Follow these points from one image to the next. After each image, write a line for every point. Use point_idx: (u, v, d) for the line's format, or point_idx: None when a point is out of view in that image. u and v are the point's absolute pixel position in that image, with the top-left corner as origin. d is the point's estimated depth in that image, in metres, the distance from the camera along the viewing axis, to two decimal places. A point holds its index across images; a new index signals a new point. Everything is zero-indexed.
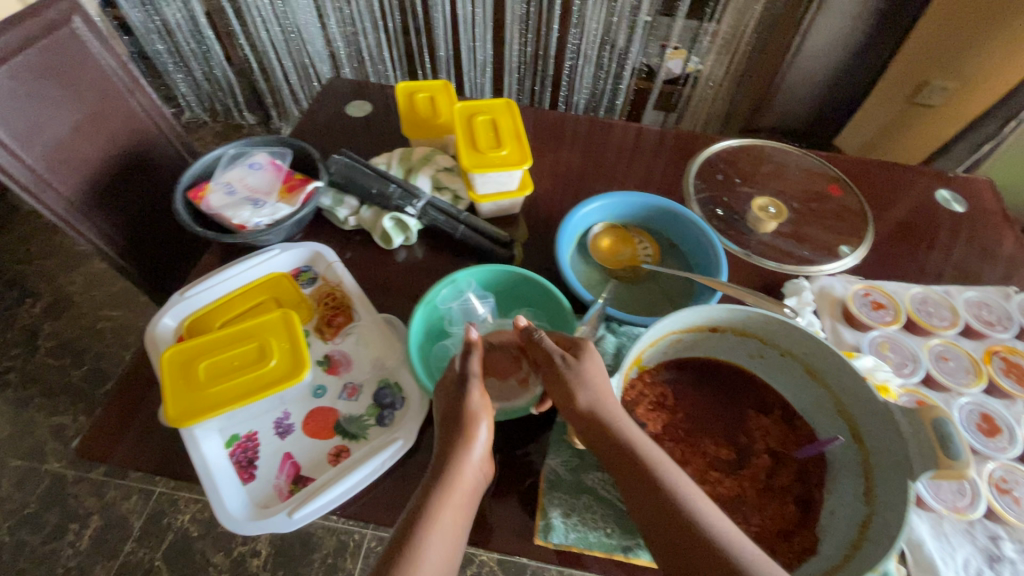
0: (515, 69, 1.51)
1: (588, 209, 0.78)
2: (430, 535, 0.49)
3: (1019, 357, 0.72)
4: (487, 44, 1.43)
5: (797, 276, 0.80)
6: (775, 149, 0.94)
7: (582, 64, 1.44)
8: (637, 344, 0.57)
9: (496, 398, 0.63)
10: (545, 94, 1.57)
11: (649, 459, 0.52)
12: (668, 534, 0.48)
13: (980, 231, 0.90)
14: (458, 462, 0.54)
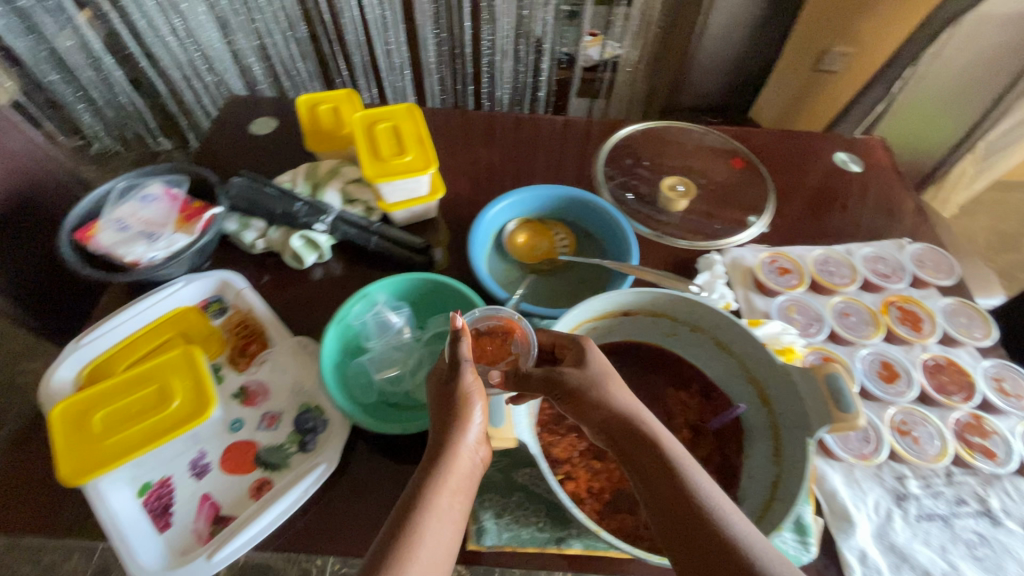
0: (434, 69, 1.49)
1: (499, 207, 0.79)
2: (426, 526, 0.44)
3: (914, 305, 0.76)
4: (402, 46, 1.41)
5: (708, 250, 0.83)
6: (681, 128, 0.97)
7: (500, 59, 1.44)
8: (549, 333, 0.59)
9: None
10: (468, 92, 1.56)
11: (658, 436, 0.48)
12: (678, 517, 0.44)
13: (876, 188, 0.95)
14: (454, 446, 0.49)
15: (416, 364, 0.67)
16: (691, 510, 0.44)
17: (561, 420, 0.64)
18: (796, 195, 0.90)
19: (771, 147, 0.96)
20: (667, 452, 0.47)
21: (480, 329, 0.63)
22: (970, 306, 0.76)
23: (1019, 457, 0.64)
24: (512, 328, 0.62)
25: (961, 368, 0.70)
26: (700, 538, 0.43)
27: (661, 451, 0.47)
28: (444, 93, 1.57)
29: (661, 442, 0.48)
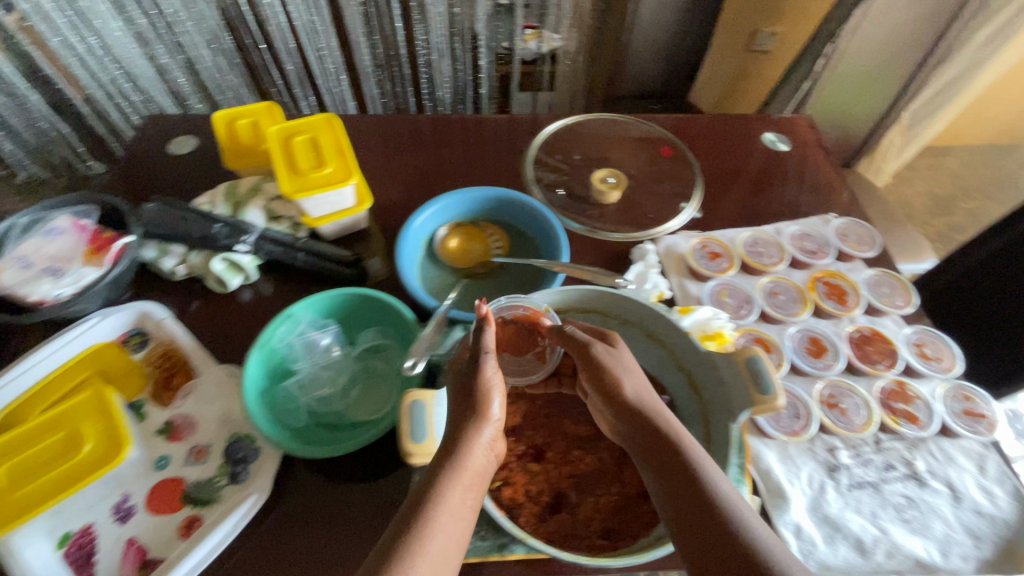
0: (371, 72, 1.44)
1: (428, 213, 0.77)
2: (437, 516, 0.44)
3: (839, 279, 0.78)
4: (335, 50, 1.36)
5: (641, 240, 0.83)
6: (609, 120, 0.97)
7: (437, 58, 1.41)
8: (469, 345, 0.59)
9: (512, 371, 0.66)
10: (409, 94, 1.52)
11: (670, 430, 0.52)
12: (684, 502, 0.47)
13: (802, 166, 0.96)
14: (470, 440, 0.50)
15: (347, 382, 0.66)
16: (695, 495, 0.47)
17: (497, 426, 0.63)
18: (726, 177, 0.91)
19: (700, 131, 0.97)
20: (677, 444, 0.51)
21: (505, 315, 0.64)
22: (892, 276, 0.79)
23: (940, 419, 0.67)
24: (535, 319, 0.63)
25: (885, 337, 0.73)
26: (701, 521, 0.46)
27: (672, 443, 0.51)
28: (384, 96, 1.52)
29: (672, 434, 0.52)
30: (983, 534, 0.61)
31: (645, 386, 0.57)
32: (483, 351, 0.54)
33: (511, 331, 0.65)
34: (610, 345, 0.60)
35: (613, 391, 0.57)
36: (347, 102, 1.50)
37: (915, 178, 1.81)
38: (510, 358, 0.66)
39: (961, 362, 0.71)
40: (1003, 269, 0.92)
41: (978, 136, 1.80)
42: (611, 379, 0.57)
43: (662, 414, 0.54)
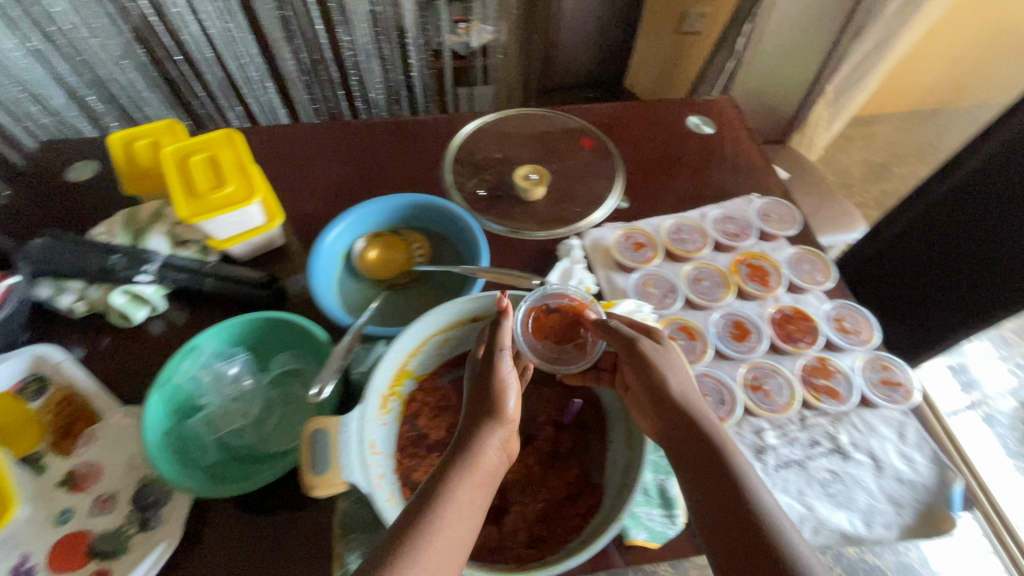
0: (298, 78, 1.35)
1: (341, 226, 0.74)
2: (445, 512, 0.46)
3: (761, 259, 0.79)
4: (257, 58, 1.26)
5: (567, 236, 0.82)
6: (530, 115, 0.96)
7: (365, 60, 1.35)
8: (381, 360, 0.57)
9: (552, 360, 0.62)
10: (340, 98, 1.44)
11: (714, 435, 0.51)
12: (723, 513, 0.47)
13: (728, 148, 0.96)
14: (482, 439, 0.52)
15: (261, 411, 0.64)
16: (737, 510, 0.46)
17: (420, 442, 0.62)
18: (650, 165, 0.91)
19: (622, 120, 0.96)
20: (721, 452, 0.50)
21: (547, 304, 0.65)
22: (812, 253, 0.80)
23: (859, 391, 0.68)
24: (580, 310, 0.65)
25: (806, 315, 0.74)
26: (739, 533, 0.45)
27: (716, 449, 0.50)
28: (315, 101, 1.44)
29: (715, 440, 0.51)
30: (904, 501, 0.62)
31: (691, 387, 0.55)
32: (500, 347, 0.57)
33: (555, 319, 0.65)
34: (657, 342, 0.57)
35: (660, 393, 0.54)
36: (278, 110, 1.41)
37: (849, 147, 1.86)
38: (551, 346, 0.63)
39: (878, 332, 0.73)
40: (914, 238, 1.00)
41: (901, 104, 1.87)
42: (659, 380, 0.54)
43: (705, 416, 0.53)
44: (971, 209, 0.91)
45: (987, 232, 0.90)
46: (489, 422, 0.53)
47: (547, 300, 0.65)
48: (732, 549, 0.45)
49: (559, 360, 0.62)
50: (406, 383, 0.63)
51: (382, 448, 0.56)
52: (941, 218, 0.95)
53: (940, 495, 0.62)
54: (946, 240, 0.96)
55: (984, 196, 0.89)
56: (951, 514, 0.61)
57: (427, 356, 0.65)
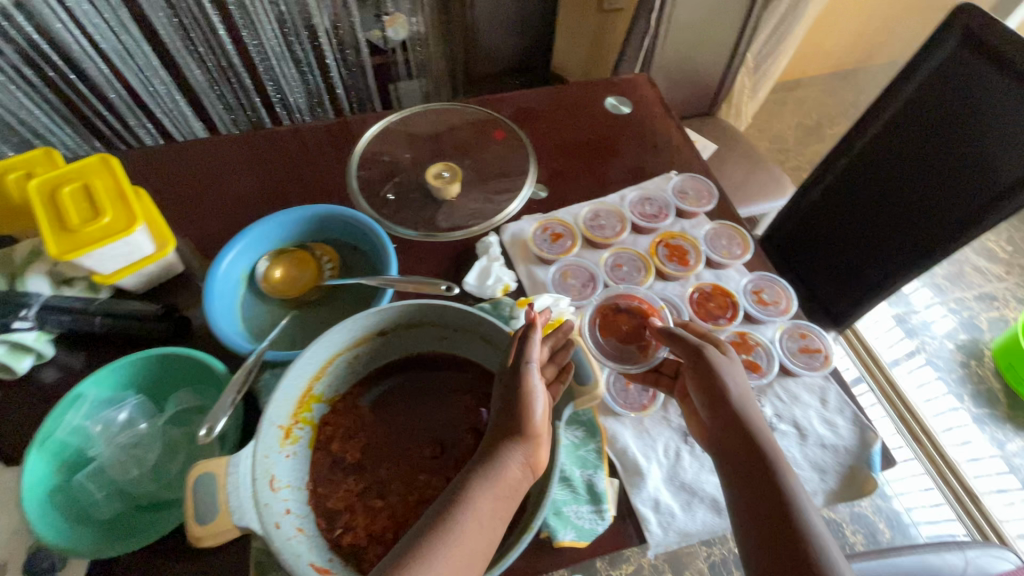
0: (208, 89, 1.25)
1: (234, 251, 0.69)
2: (466, 522, 0.46)
3: (680, 238, 0.79)
4: (160, 70, 1.16)
5: (485, 233, 0.79)
6: (437, 110, 0.93)
7: (277, 64, 1.28)
8: (280, 387, 0.53)
9: (615, 357, 0.68)
10: (258, 107, 1.35)
11: (760, 439, 0.54)
12: (760, 512, 0.49)
13: (647, 127, 0.94)
14: (505, 456, 0.49)
15: (161, 455, 0.58)
16: (774, 511, 0.49)
17: (336, 466, 0.59)
18: (566, 150, 0.89)
19: (534, 107, 0.93)
20: (765, 454, 0.52)
21: (614, 304, 0.71)
22: (730, 227, 0.80)
23: (779, 362, 0.69)
24: (649, 314, 0.71)
25: (725, 291, 0.74)
26: (774, 533, 0.48)
27: (761, 452, 0.53)
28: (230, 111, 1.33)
29: (761, 442, 0.53)
30: (827, 467, 0.63)
31: (748, 396, 0.58)
32: (528, 359, 0.53)
33: (624, 319, 0.71)
34: (723, 353, 0.60)
35: (717, 396, 0.57)
36: (194, 125, 1.29)
37: (781, 112, 1.90)
38: (616, 343, 0.69)
39: (796, 301, 0.74)
40: (834, 200, 1.01)
41: (818, 67, 1.92)
42: (719, 386, 0.57)
43: (755, 420, 0.55)
44: (883, 168, 0.92)
45: (896, 192, 0.91)
46: (515, 439, 0.50)
47: (614, 300, 0.72)
48: (767, 548, 0.47)
49: (621, 357, 0.68)
50: (315, 407, 0.60)
51: (287, 482, 0.53)
52: (856, 178, 0.97)
53: (862, 457, 0.63)
54: (861, 201, 0.97)
55: (893, 155, 0.90)
56: (872, 474, 0.62)
57: (336, 377, 0.62)
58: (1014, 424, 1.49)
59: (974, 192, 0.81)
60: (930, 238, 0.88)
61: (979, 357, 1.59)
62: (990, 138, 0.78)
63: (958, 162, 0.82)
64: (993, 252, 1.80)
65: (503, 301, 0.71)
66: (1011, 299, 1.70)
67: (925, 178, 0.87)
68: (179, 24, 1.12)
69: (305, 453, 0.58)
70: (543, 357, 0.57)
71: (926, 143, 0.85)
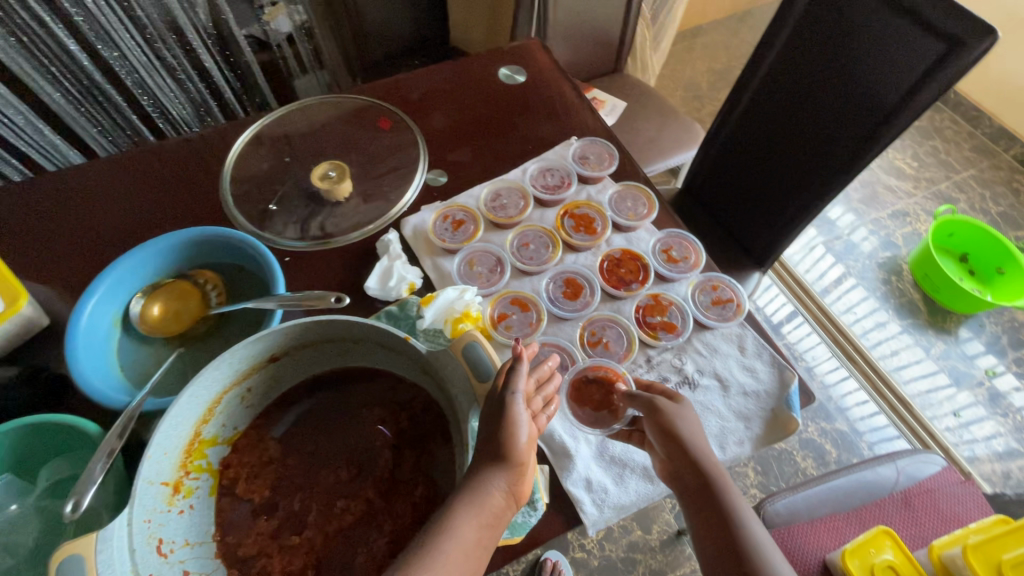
0: (75, 113, 1.08)
1: (94, 298, 0.61)
2: (450, 551, 0.43)
3: (585, 207, 0.77)
4: (12, 98, 0.97)
5: (383, 230, 0.75)
6: (313, 106, 0.86)
7: (148, 74, 1.14)
8: (160, 435, 0.47)
9: (590, 427, 0.62)
10: (137, 123, 1.19)
11: (716, 482, 0.55)
12: (718, 554, 0.53)
13: (543, 94, 0.90)
14: (484, 481, 0.46)
15: (40, 537, 0.52)
16: (730, 551, 0.52)
17: (243, 509, 0.55)
18: (459, 130, 0.84)
19: (419, 89, 0.88)
20: (722, 500, 0.54)
21: (583, 376, 0.64)
22: (633, 188, 0.79)
23: (693, 318, 0.69)
24: (615, 378, 0.64)
25: (634, 254, 0.73)
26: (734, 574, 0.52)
27: (717, 497, 0.54)
28: (104, 131, 1.15)
29: (716, 487, 0.54)
30: (751, 414, 0.63)
31: (700, 432, 0.56)
32: (514, 389, 0.48)
33: (591, 388, 0.64)
34: (674, 401, 0.58)
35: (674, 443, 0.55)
36: (67, 153, 1.10)
37: (690, 59, 1.91)
38: (588, 413, 0.62)
39: (704, 253, 0.74)
40: (741, 140, 1.01)
41: (715, 11, 1.94)
42: (674, 437, 0.55)
43: (711, 464, 0.55)
44: (780, 104, 0.91)
45: (794, 127, 0.91)
46: (497, 465, 0.47)
47: (583, 373, 0.64)
48: None
49: (595, 425, 0.62)
50: (211, 452, 0.55)
51: (179, 540, 0.49)
52: (758, 116, 0.96)
53: (782, 398, 0.63)
54: (763, 140, 0.97)
55: (785, 92, 0.90)
56: (793, 414, 0.62)
57: (230, 414, 0.56)
58: (935, 329, 1.58)
59: (861, 121, 0.80)
60: (827, 171, 0.88)
61: (898, 272, 1.67)
62: (869, 62, 0.76)
63: (843, 90, 0.81)
64: (901, 169, 1.89)
65: (411, 301, 0.67)
66: (920, 213, 1.79)
67: (816, 111, 0.86)
68: (18, 42, 0.94)
69: (205, 503, 0.53)
70: (527, 390, 0.52)
71: (813, 75, 0.84)
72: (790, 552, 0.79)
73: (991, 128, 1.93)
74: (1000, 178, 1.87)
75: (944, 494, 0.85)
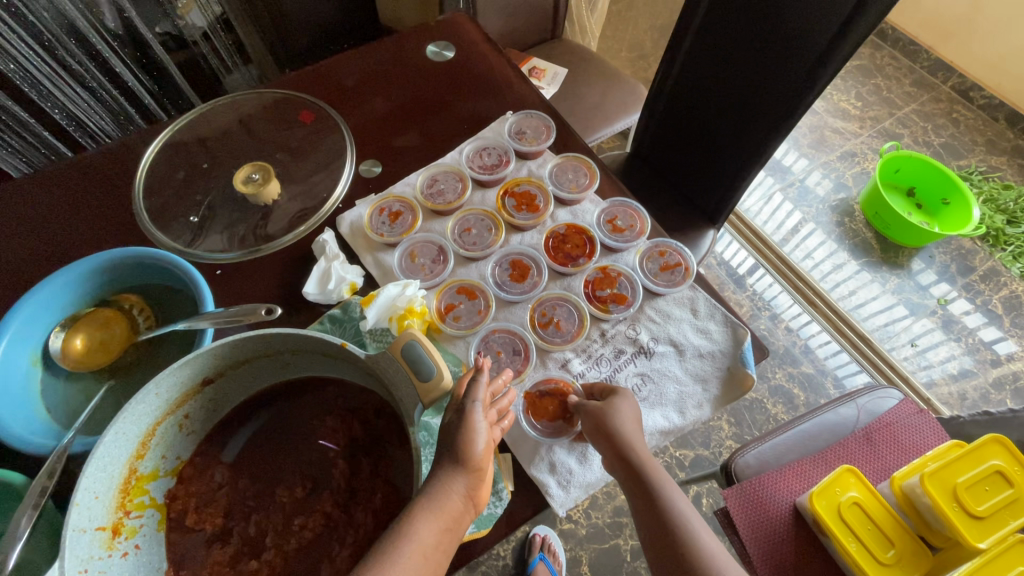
0: None
1: (5, 338, 0.56)
2: (409, 555, 0.41)
3: (525, 184, 0.75)
4: None
5: (318, 230, 0.71)
6: (229, 104, 0.81)
7: (52, 83, 1.04)
8: (87, 481, 0.43)
9: (542, 437, 0.59)
10: (50, 139, 1.09)
11: (654, 480, 0.54)
12: (666, 559, 0.52)
13: (473, 68, 0.85)
14: (444, 484, 0.45)
15: None
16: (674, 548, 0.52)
17: (196, 539, 0.53)
18: (393, 115, 0.80)
19: (343, 75, 0.83)
20: (661, 497, 0.53)
21: (535, 390, 0.62)
22: (574, 158, 0.77)
23: (642, 287, 0.68)
24: (565, 390, 0.62)
25: (579, 228, 0.72)
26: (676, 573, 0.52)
27: (656, 497, 0.53)
28: (13, 151, 1.03)
29: (655, 485, 0.53)
30: (708, 375, 0.63)
31: (638, 429, 0.56)
32: (474, 398, 0.48)
33: (545, 403, 0.61)
34: (615, 401, 0.57)
35: (611, 443, 0.54)
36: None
37: (632, 18, 1.87)
38: (540, 424, 0.60)
39: (650, 219, 0.73)
40: (683, 96, 0.99)
41: None
42: (615, 443, 0.54)
43: (652, 465, 0.54)
44: (718, 56, 0.89)
45: (734, 78, 0.89)
46: (457, 467, 0.46)
47: (536, 386, 0.62)
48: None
49: (551, 433, 0.59)
50: (153, 487, 0.52)
51: None
52: (697, 71, 0.94)
53: (736, 355, 0.63)
54: (704, 94, 0.95)
55: (720, 45, 0.88)
56: (748, 370, 0.62)
57: (168, 445, 0.53)
58: (889, 265, 1.62)
59: (797, 65, 0.78)
60: (769, 120, 0.86)
61: (851, 213, 1.71)
62: (794, 12, 0.75)
63: (778, 36, 0.79)
64: (846, 110, 1.91)
65: (354, 302, 0.64)
66: (868, 152, 1.81)
67: (751, 64, 0.85)
68: None
69: (153, 540, 0.51)
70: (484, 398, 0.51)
71: (747, 21, 0.82)
72: (762, 501, 0.78)
73: (929, 61, 1.96)
74: (940, 110, 1.91)
75: (903, 426, 0.86)
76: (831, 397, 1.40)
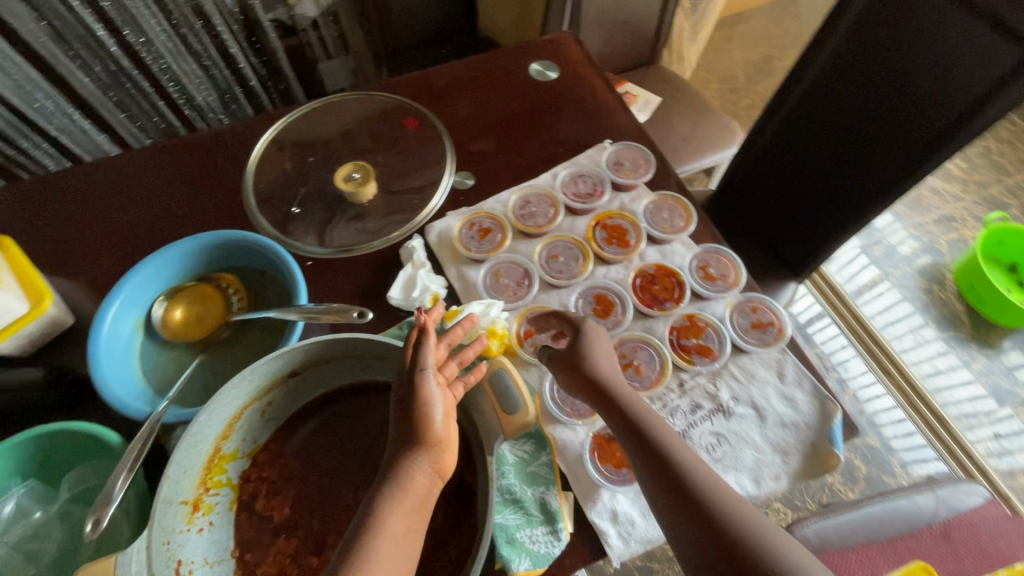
0: (103, 97, 1.06)
1: (118, 302, 0.60)
2: (380, 546, 0.42)
3: (617, 217, 0.74)
4: (46, 88, 0.97)
5: (408, 236, 0.72)
6: (339, 101, 0.84)
7: (175, 61, 1.11)
8: (182, 455, 0.46)
9: (606, 482, 0.57)
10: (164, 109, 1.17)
11: (615, 386, 0.54)
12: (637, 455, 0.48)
13: (577, 92, 0.85)
14: (408, 469, 0.46)
15: (64, 541, 0.52)
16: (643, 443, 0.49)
17: (264, 525, 0.54)
18: (494, 131, 0.80)
19: (450, 84, 0.85)
20: (623, 399, 0.52)
21: (605, 432, 0.60)
22: (670, 198, 0.75)
23: (730, 342, 0.65)
24: None
25: (669, 270, 0.70)
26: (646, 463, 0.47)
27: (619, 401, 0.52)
28: (132, 117, 1.14)
29: (616, 391, 0.53)
30: (789, 447, 0.60)
31: (603, 352, 0.58)
32: (423, 365, 0.49)
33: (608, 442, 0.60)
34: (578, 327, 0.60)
35: (573, 357, 0.56)
36: (98, 138, 1.09)
37: (730, 49, 1.83)
38: (607, 469, 0.58)
39: (744, 271, 0.70)
40: (782, 146, 0.95)
41: None
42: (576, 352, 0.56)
43: (610, 374, 0.55)
44: (834, 105, 0.85)
45: (845, 132, 0.84)
46: (416, 448, 0.47)
47: (603, 429, 0.61)
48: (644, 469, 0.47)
49: (613, 480, 0.57)
50: (231, 466, 0.54)
51: (198, 559, 0.48)
52: (803, 123, 0.90)
53: (823, 431, 0.59)
54: (808, 145, 0.91)
55: (834, 101, 0.84)
56: (835, 449, 0.58)
57: (249, 428, 0.55)
58: (978, 343, 1.50)
59: (920, 135, 0.74)
60: (882, 178, 0.81)
61: (941, 280, 1.59)
62: (926, 81, 0.71)
63: (902, 103, 0.75)
64: (950, 171, 1.78)
65: None
66: (969, 218, 1.69)
67: (866, 125, 0.81)
68: (53, 30, 0.94)
69: (225, 518, 0.53)
70: (438, 358, 0.52)
71: (869, 82, 0.78)
72: None
73: None
74: None
75: (988, 529, 0.80)
76: (895, 476, 1.30)
